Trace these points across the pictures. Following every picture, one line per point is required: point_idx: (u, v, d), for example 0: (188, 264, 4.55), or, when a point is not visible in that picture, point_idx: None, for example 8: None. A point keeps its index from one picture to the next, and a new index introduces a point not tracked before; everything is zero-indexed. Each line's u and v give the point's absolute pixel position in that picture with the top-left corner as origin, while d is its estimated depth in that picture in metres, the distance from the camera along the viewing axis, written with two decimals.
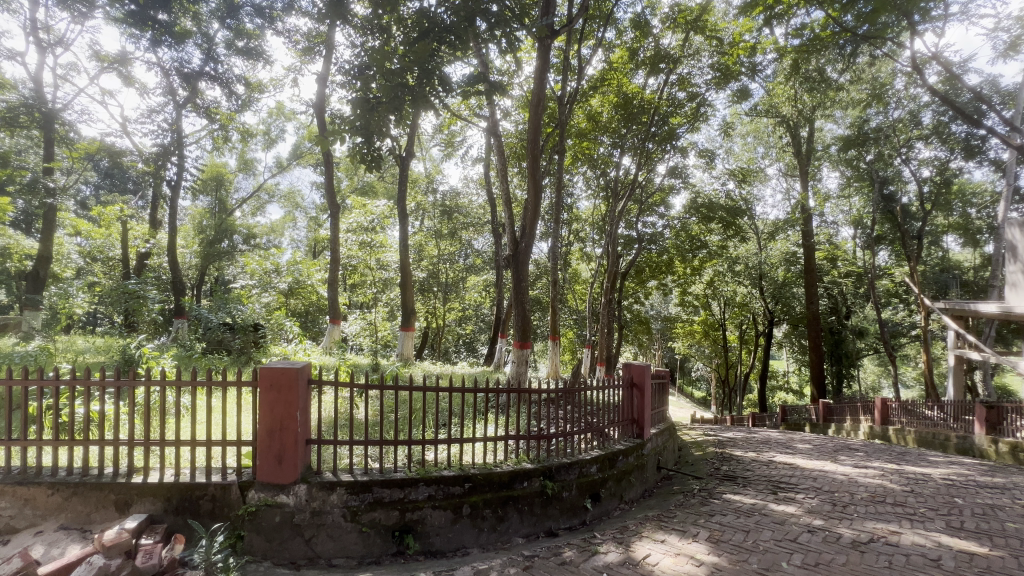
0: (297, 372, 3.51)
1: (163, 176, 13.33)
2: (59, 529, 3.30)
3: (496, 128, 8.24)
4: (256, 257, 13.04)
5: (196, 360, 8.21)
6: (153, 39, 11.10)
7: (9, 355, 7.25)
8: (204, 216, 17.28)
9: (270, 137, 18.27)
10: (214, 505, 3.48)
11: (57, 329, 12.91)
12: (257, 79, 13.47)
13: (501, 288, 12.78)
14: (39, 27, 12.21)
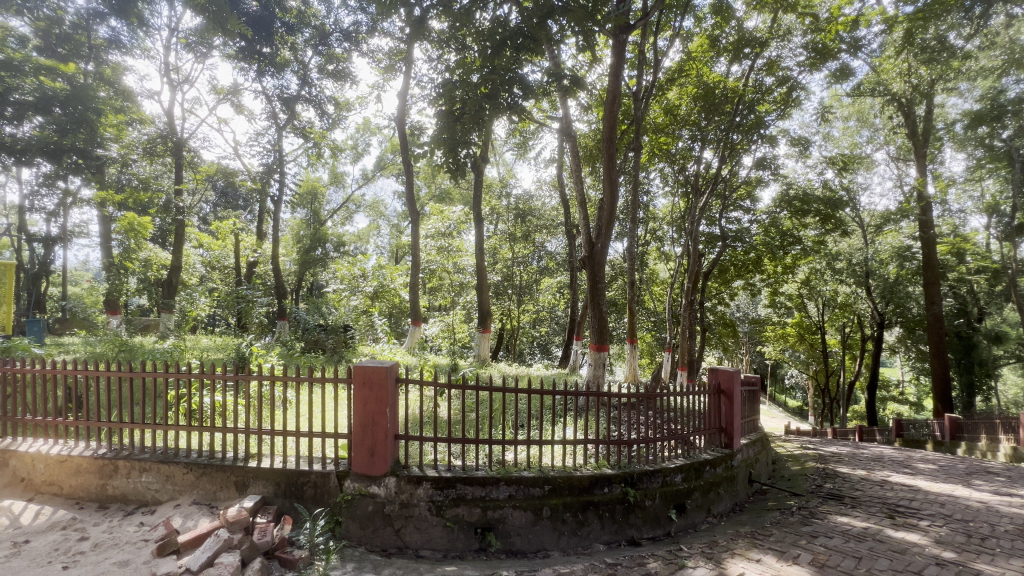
0: (386, 370, 3.70)
1: (268, 192, 14.88)
2: (192, 503, 3.78)
3: (571, 129, 8.19)
4: (346, 264, 14.08)
5: (297, 358, 9.04)
6: (258, 70, 12.42)
7: (152, 351, 8.49)
8: (301, 227, 18.96)
9: (357, 151, 19.62)
10: (316, 491, 3.78)
11: (186, 329, 14.85)
12: (345, 98, 14.58)
13: (576, 290, 12.64)
14: (171, 69, 14.20)
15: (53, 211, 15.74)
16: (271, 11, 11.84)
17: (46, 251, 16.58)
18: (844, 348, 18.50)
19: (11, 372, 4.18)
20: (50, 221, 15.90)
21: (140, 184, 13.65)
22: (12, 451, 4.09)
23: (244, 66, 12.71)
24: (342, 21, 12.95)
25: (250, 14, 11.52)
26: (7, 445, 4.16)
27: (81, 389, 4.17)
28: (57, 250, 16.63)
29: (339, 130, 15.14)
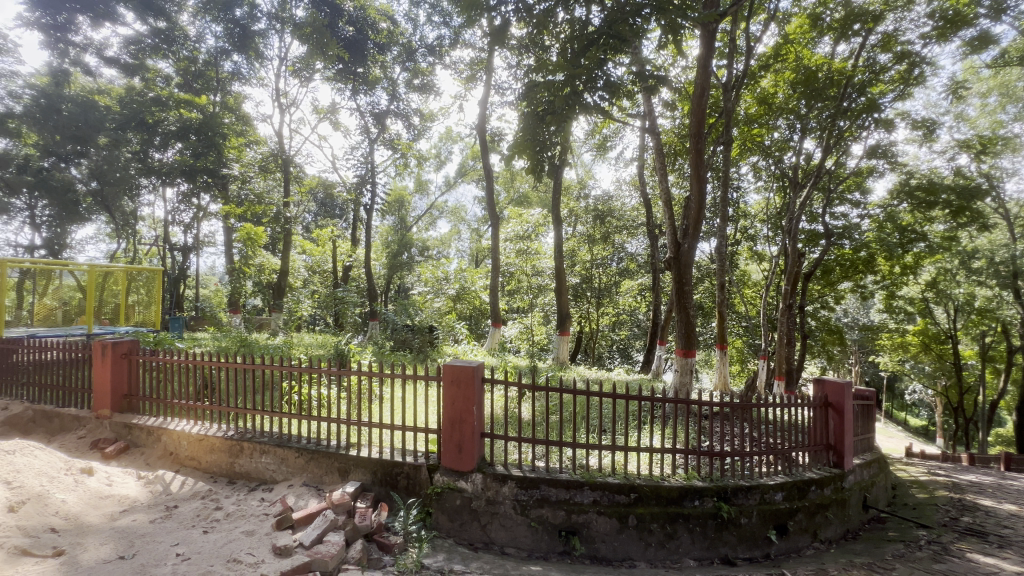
0: (474, 370, 3.82)
1: (361, 202, 16.07)
2: (303, 485, 4.18)
3: (656, 126, 7.85)
4: (430, 267, 14.78)
5: (387, 356, 9.64)
6: (353, 89, 13.50)
7: (266, 347, 9.52)
8: (390, 233, 20.16)
9: (440, 159, 20.53)
10: (409, 482, 3.99)
11: (293, 328, 16.51)
12: (429, 110, 15.33)
13: (659, 292, 12.12)
14: (280, 94, 15.87)
15: (189, 223, 18.32)
16: (364, 34, 12.79)
17: (184, 258, 19.31)
18: (982, 361, 15.89)
19: (163, 362, 4.93)
20: (187, 233, 18.50)
21: (256, 198, 15.41)
22: (163, 429, 4.80)
23: (341, 87, 13.87)
24: (427, 37, 13.69)
25: (346, 38, 12.53)
26: (159, 423, 4.88)
27: (215, 376, 4.81)
28: (192, 257, 19.30)
29: (424, 141, 15.95)
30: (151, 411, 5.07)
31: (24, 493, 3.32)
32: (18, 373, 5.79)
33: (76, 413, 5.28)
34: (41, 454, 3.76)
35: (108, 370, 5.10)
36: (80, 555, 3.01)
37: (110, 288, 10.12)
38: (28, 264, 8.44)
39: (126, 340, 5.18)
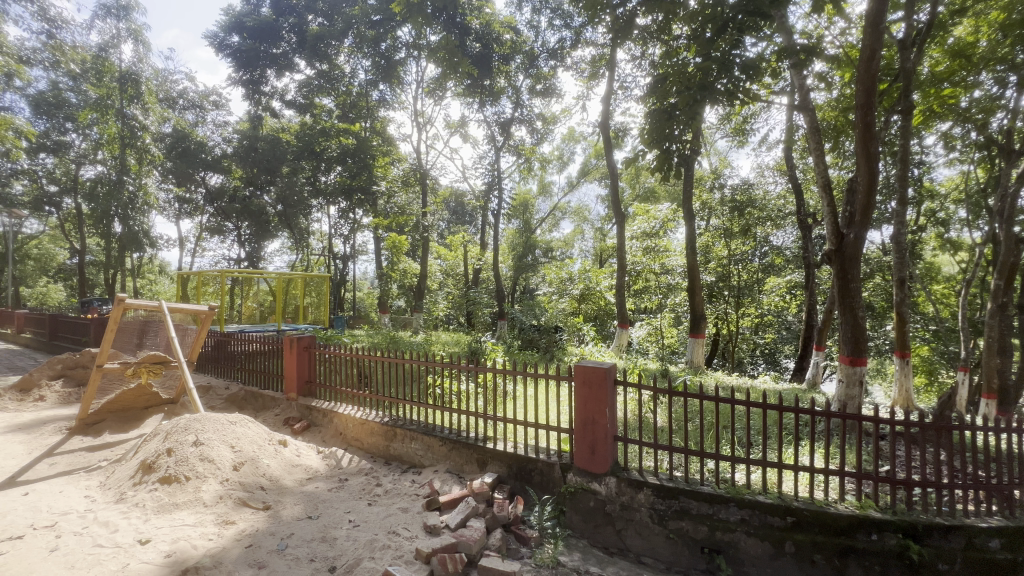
0: (606, 372, 3.76)
1: (488, 207, 16.91)
2: (446, 471, 4.54)
3: (809, 101, 6.84)
4: (555, 268, 14.90)
5: (517, 355, 9.99)
6: (480, 101, 14.32)
7: (411, 344, 10.55)
8: (515, 236, 20.83)
9: (563, 160, 20.66)
10: (542, 478, 4.09)
11: (431, 327, 18.05)
12: (552, 113, 15.55)
13: (814, 290, 10.57)
14: (418, 114, 17.51)
15: (347, 235, 21.23)
16: (490, 48, 13.39)
17: (344, 266, 22.39)
18: None
19: (334, 355, 5.78)
20: (346, 243, 21.46)
21: (399, 210, 17.23)
22: (335, 412, 5.61)
23: (470, 100, 14.82)
24: (549, 41, 13.93)
25: (474, 54, 13.25)
26: (331, 407, 5.72)
27: (373, 368, 5.47)
28: (350, 264, 22.32)
29: (547, 144, 16.21)
30: (325, 396, 5.97)
31: (243, 456, 4.17)
32: (234, 361, 7.29)
33: (273, 395, 6.45)
34: (252, 426, 4.68)
35: (294, 360, 6.15)
36: (281, 511, 3.68)
37: (292, 293, 12.24)
38: (238, 273, 10.60)
39: (306, 336, 6.18)
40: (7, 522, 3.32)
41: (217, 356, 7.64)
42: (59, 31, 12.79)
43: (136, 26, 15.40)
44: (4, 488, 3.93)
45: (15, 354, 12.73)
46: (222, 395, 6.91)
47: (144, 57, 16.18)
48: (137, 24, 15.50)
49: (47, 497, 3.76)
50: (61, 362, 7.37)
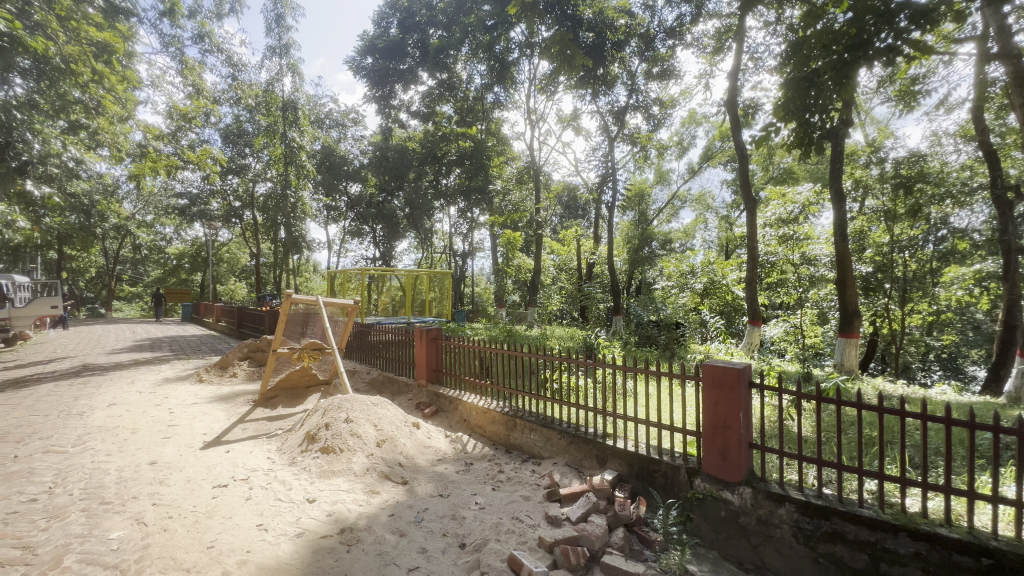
0: (739, 372, 3.45)
1: (602, 200, 16.57)
2: (565, 465, 4.57)
3: (1013, 45, 5.45)
4: (674, 260, 14.04)
5: (634, 352, 9.69)
6: (593, 91, 14.08)
7: (527, 338, 10.84)
8: (631, 228, 20.09)
9: (683, 146, 19.36)
10: (666, 481, 3.90)
11: (546, 321, 18.30)
12: (670, 96, 14.67)
13: (1014, 282, 8.48)
14: (530, 112, 17.81)
15: (466, 233, 22.50)
16: (604, 36, 12.99)
17: (464, 262, 23.76)
18: None
19: (459, 346, 6.19)
20: (465, 241, 22.79)
21: (514, 207, 17.72)
22: (459, 399, 5.98)
23: (583, 92, 14.66)
24: (667, 19, 13.20)
25: (587, 44, 12.97)
26: (457, 395, 6.11)
27: (492, 360, 5.73)
28: (468, 261, 23.65)
29: (664, 129, 15.34)
30: (451, 384, 6.40)
31: (384, 434, 4.67)
32: (374, 349, 8.19)
33: (406, 381, 7.12)
34: (390, 408, 5.22)
35: (424, 350, 6.71)
36: (417, 487, 4.04)
37: (419, 288, 13.38)
38: (375, 271, 11.86)
39: (434, 328, 6.70)
40: (215, 473, 4.15)
41: (360, 345, 8.64)
42: (241, 73, 15.50)
43: (293, 61, 17.94)
44: (213, 445, 4.92)
45: (216, 338, 15.83)
46: (365, 379, 7.84)
47: (300, 86, 18.83)
48: (294, 58, 18.03)
49: (240, 455, 4.62)
50: (246, 346, 8.96)
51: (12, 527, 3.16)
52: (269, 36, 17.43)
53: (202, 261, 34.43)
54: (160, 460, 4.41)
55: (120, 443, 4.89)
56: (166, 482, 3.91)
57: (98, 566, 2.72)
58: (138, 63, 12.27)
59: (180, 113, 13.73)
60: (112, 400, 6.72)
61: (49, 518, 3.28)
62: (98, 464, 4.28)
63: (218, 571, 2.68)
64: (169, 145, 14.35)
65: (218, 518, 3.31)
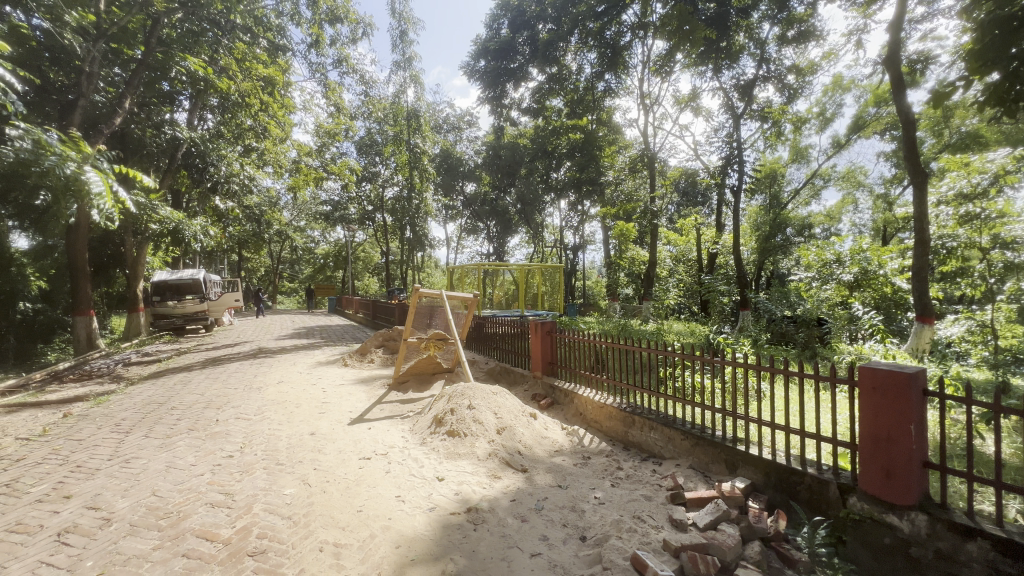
0: (910, 377, 2.90)
1: (725, 184, 15.21)
2: (689, 467, 4.31)
3: None
4: (814, 248, 12.09)
5: (765, 350, 8.80)
6: (715, 67, 12.99)
7: (642, 333, 10.46)
8: (759, 213, 18.12)
9: (825, 117, 16.92)
10: (812, 495, 3.48)
11: (662, 316, 17.41)
12: (809, 61, 12.89)
13: None
14: (644, 96, 17.02)
15: (577, 226, 22.39)
16: (727, 4, 11.83)
17: (575, 255, 23.67)
18: None
19: (574, 339, 6.18)
20: (576, 234, 22.70)
21: (627, 198, 17.16)
22: (575, 393, 5.97)
23: (703, 68, 13.62)
24: None
25: (708, 16, 11.93)
26: (572, 388, 6.11)
27: (608, 354, 5.62)
28: (580, 254, 23.50)
29: (802, 100, 13.56)
30: (566, 377, 6.42)
31: (503, 422, 4.87)
32: (491, 340, 8.57)
33: (521, 372, 7.33)
34: (508, 398, 5.42)
35: (539, 342, 6.83)
36: (536, 476, 4.15)
37: (532, 281, 13.70)
38: (490, 265, 12.39)
39: (549, 320, 6.79)
40: (360, 446, 4.70)
41: (479, 336, 9.11)
42: (372, 89, 17.21)
43: (415, 72, 19.40)
44: (358, 422, 5.58)
45: (356, 328, 17.89)
46: (483, 368, 8.25)
47: (421, 95, 20.30)
48: (415, 70, 19.47)
49: (380, 432, 5.17)
50: (381, 335, 10.00)
51: (216, 477, 3.93)
52: (394, 52, 19.02)
53: (343, 259, 39.15)
54: (318, 432, 5.13)
55: (288, 415, 5.80)
56: (324, 451, 4.54)
57: (277, 515, 3.26)
58: (293, 90, 14.33)
59: (326, 131, 15.75)
60: (280, 379, 8.00)
61: (241, 472, 4.02)
62: (273, 431, 5.13)
63: (366, 533, 3.05)
64: (317, 159, 16.53)
65: (365, 486, 3.76)
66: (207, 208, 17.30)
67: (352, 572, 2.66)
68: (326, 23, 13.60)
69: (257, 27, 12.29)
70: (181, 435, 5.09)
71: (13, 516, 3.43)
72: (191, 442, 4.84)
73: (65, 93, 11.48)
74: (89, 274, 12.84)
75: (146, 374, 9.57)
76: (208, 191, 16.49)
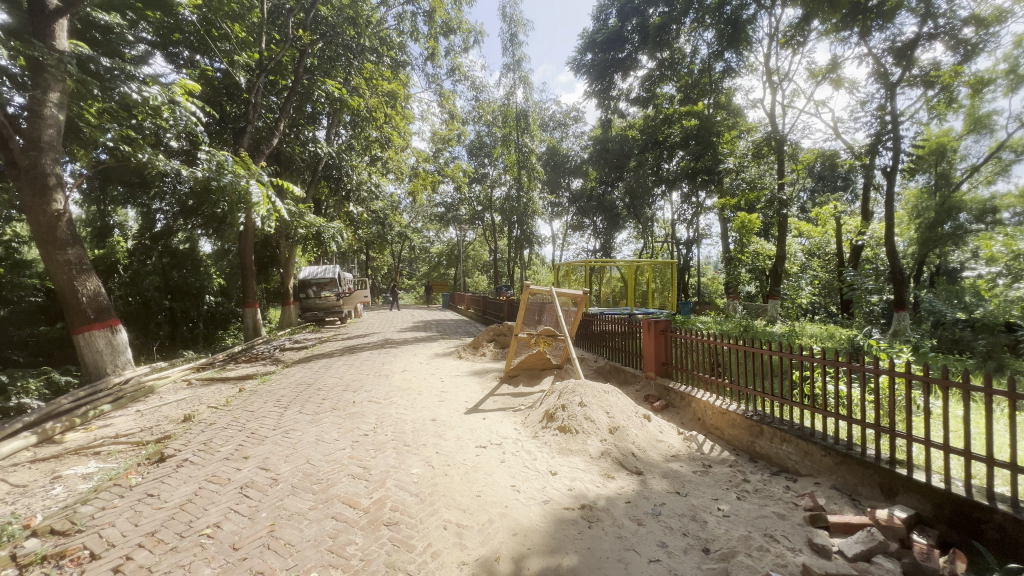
0: None
1: (875, 165, 13.12)
2: (832, 487, 3.82)
3: None
4: (999, 235, 9.95)
5: (931, 359, 7.42)
6: (862, 30, 11.25)
7: (768, 335, 9.49)
8: (920, 197, 15.25)
9: (1018, 75, 13.71)
10: (1004, 538, 2.85)
11: (791, 316, 15.59)
12: (995, 7, 10.53)
13: None
14: (771, 72, 15.38)
15: (692, 219, 21.05)
16: None
17: (688, 250, 22.30)
18: None
19: (690, 339, 5.81)
20: (690, 227, 21.38)
21: (750, 186, 15.71)
22: (692, 396, 5.61)
23: (846, 34, 11.88)
24: None
25: None
26: (689, 391, 5.76)
27: (729, 356, 5.19)
28: (694, 249, 22.09)
29: (983, 57, 11.16)
30: (682, 379, 6.08)
31: (615, 422, 4.78)
32: (600, 339, 8.42)
33: (632, 371, 7.11)
34: (621, 397, 5.29)
35: (651, 341, 6.55)
36: (651, 480, 4.00)
37: (642, 278, 13.20)
38: (598, 262, 12.20)
39: (662, 319, 6.47)
40: (476, 435, 4.96)
41: (587, 334, 9.03)
42: (481, 94, 17.94)
43: (524, 73, 19.78)
44: (474, 411, 5.89)
45: (468, 323, 18.84)
46: (592, 366, 8.16)
47: (528, 95, 20.65)
48: (524, 71, 19.85)
49: (494, 423, 5.40)
50: (492, 330, 10.42)
51: (356, 451, 4.44)
52: (504, 55, 19.58)
53: (455, 257, 41.45)
54: (438, 418, 5.53)
55: (412, 401, 6.34)
56: (445, 436, 4.88)
57: (406, 491, 3.59)
58: (413, 102, 15.55)
59: (441, 137, 16.81)
60: (404, 368, 8.75)
61: (375, 449, 4.50)
62: (400, 415, 5.64)
63: (485, 517, 3.21)
64: (433, 165, 17.73)
65: (482, 473, 3.96)
66: (341, 213, 19.51)
67: (473, 552, 2.82)
68: (440, 35, 14.47)
69: (382, 47, 13.49)
70: (326, 413, 5.84)
71: (210, 469, 4.23)
72: (334, 420, 5.52)
73: (238, 121, 13.76)
74: (255, 272, 15.27)
75: (296, 358, 11.13)
76: (343, 198, 18.61)
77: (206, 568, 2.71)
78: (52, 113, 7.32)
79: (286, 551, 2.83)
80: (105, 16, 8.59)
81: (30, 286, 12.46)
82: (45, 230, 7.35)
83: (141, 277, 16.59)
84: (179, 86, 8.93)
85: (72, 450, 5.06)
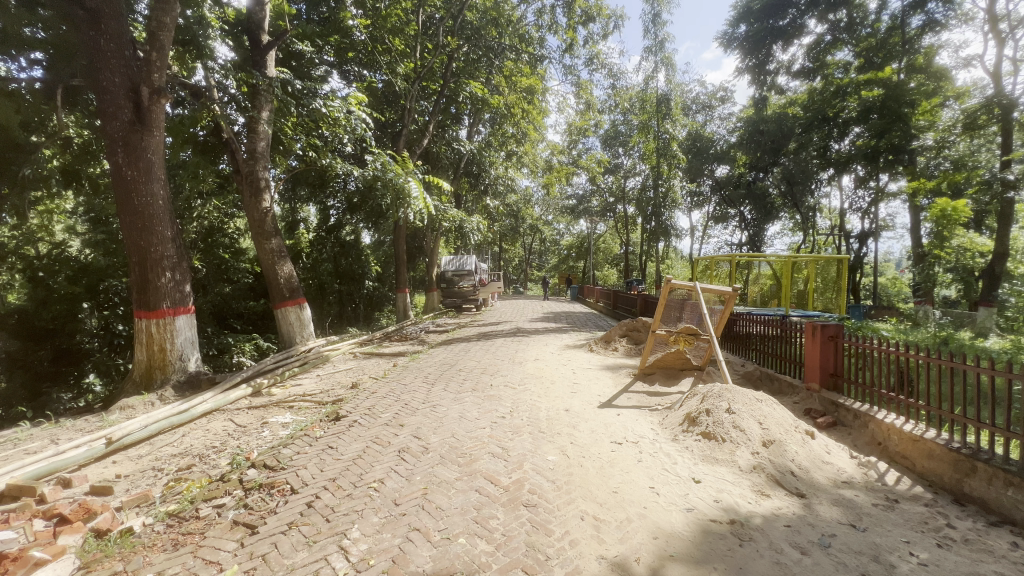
0: None
1: None
2: None
3: None
4: None
5: None
6: None
7: (983, 350, 7.57)
8: None
9: None
10: None
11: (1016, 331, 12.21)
12: None
13: None
14: (999, 18, 12.17)
15: (869, 207, 17.79)
16: None
17: (862, 245, 18.90)
18: None
19: (867, 349, 4.91)
20: (867, 217, 18.10)
21: (956, 164, 12.68)
22: (869, 417, 4.74)
23: None
24: None
25: None
26: (865, 409, 4.88)
27: (919, 372, 4.26)
28: (870, 243, 18.65)
29: None
30: (856, 395, 5.17)
31: (771, 435, 4.28)
32: (750, 341, 7.60)
33: (789, 380, 6.29)
34: (776, 408, 4.71)
35: (816, 348, 5.69)
36: (817, 505, 3.50)
37: (802, 276, 11.58)
38: (747, 256, 11.03)
39: (832, 324, 5.57)
40: (611, 430, 4.86)
41: (733, 335, 8.23)
42: (620, 81, 17.38)
43: (667, 54, 18.57)
44: (607, 406, 5.78)
45: (597, 316, 18.61)
46: (739, 370, 7.41)
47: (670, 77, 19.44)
48: (668, 52, 18.65)
49: (629, 420, 5.24)
50: (624, 325, 10.10)
51: (495, 432, 4.69)
52: (646, 38, 18.64)
53: (585, 250, 41.09)
54: (572, 409, 5.55)
55: (545, 389, 6.47)
56: (578, 428, 4.87)
57: (543, 477, 3.67)
58: (550, 96, 15.72)
59: (577, 127, 16.74)
60: (537, 357, 8.97)
61: (512, 432, 4.69)
62: (534, 402, 5.80)
63: (624, 515, 3.13)
64: (568, 156, 17.75)
65: (618, 469, 3.87)
66: (479, 207, 20.69)
67: (613, 547, 2.77)
68: (580, 25, 14.33)
69: (521, 44, 13.88)
70: (467, 393, 6.29)
71: (374, 431, 4.86)
72: (474, 400, 5.91)
73: (395, 126, 15.42)
74: (406, 261, 17.03)
75: (439, 341, 12.16)
76: (481, 193, 19.71)
77: (374, 516, 3.12)
78: (263, 128, 9.04)
79: (437, 514, 3.12)
80: (302, 45, 10.32)
81: (243, 270, 15.50)
82: (258, 224, 9.16)
83: (318, 264, 19.69)
84: (352, 98, 10.34)
85: (274, 402, 6.24)
